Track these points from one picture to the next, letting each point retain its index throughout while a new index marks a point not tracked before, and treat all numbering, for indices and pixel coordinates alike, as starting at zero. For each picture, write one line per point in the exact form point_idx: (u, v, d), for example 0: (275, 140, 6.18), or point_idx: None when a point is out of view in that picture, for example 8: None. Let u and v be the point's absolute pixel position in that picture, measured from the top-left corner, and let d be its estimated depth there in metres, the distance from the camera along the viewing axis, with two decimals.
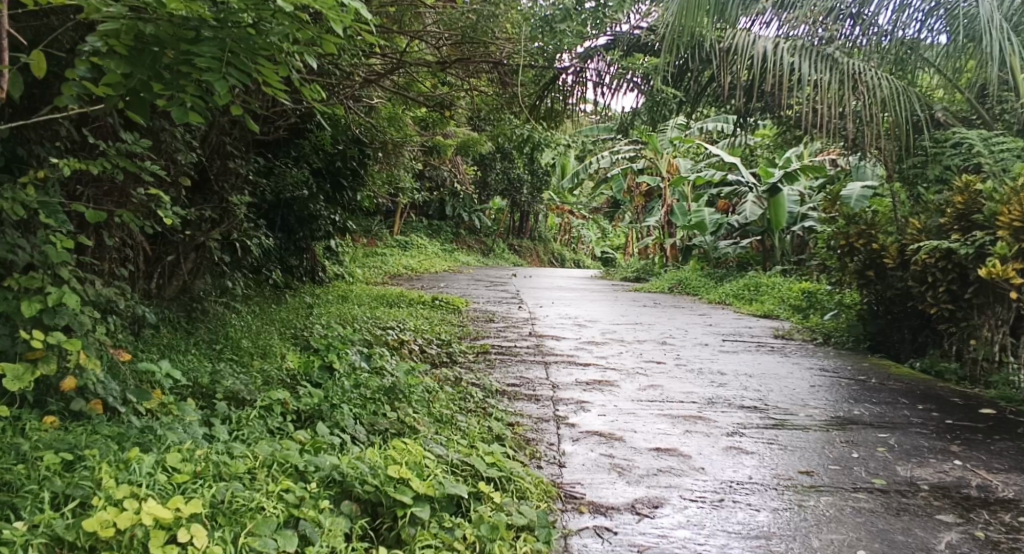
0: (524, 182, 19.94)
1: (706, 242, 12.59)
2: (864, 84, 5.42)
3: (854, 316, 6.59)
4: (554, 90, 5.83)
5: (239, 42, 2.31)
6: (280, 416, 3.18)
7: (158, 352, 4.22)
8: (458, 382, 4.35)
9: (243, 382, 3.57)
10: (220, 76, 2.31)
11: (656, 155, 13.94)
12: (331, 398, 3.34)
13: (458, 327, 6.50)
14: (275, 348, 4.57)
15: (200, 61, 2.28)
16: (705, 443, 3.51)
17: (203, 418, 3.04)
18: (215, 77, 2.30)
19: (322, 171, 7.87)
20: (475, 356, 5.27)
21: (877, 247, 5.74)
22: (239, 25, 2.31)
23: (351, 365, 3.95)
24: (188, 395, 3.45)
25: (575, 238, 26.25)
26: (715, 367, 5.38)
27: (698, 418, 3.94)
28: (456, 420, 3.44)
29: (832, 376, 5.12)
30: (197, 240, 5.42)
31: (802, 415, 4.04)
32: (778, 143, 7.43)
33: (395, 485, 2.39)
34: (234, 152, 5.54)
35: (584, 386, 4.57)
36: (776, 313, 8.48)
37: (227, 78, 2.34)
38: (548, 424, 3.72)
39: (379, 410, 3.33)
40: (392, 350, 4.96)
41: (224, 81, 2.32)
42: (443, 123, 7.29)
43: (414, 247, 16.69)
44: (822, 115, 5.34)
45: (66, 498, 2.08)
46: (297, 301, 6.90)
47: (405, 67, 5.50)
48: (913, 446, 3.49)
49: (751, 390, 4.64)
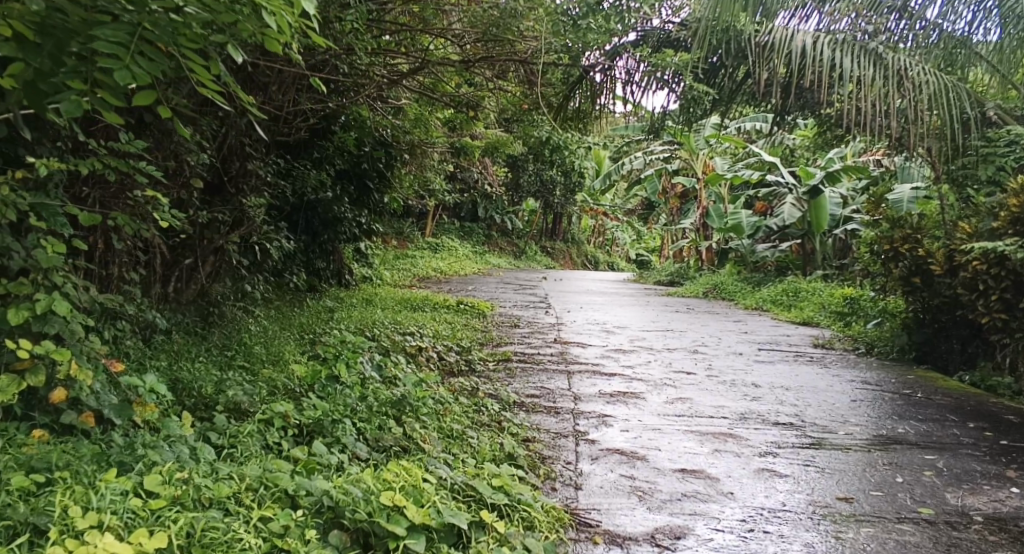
0: (557, 184, 19.71)
1: (744, 245, 12.23)
2: (909, 81, 5.11)
3: (899, 324, 6.25)
4: (581, 89, 5.62)
5: (155, 27, 1.97)
6: (279, 431, 3.00)
7: (166, 360, 4.08)
8: (475, 393, 4.15)
9: (247, 393, 3.40)
10: (123, 65, 1.94)
11: (692, 155, 13.62)
12: (335, 412, 3.16)
13: (482, 333, 6.31)
14: (287, 355, 4.41)
15: (100, 43, 1.89)
16: (735, 465, 3.26)
17: (197, 434, 2.87)
18: (117, 65, 1.93)
19: (347, 172, 7.71)
20: (495, 364, 5.07)
21: (924, 252, 5.50)
22: (160, 9, 1.97)
23: (361, 375, 3.76)
24: (189, 406, 3.30)
25: (609, 240, 25.92)
26: (749, 379, 5.11)
27: (728, 436, 3.69)
28: (467, 437, 3.24)
29: (875, 390, 4.82)
30: (216, 242, 5.18)
31: (842, 434, 3.77)
32: (818, 143, 7.10)
33: (388, 514, 2.21)
34: (253, 153, 5.40)
35: (607, 399, 4.33)
36: (816, 320, 8.14)
37: (142, 74, 1.98)
38: (566, 441, 3.50)
39: (384, 424, 3.14)
40: (409, 358, 4.78)
41: (127, 70, 1.94)
42: (470, 125, 7.10)
43: (445, 249, 16.58)
44: (866, 113, 5.05)
45: (30, 527, 1.94)
46: (319, 304, 6.76)
47: (429, 68, 5.32)
48: (965, 470, 3.21)
49: (786, 405, 4.37)
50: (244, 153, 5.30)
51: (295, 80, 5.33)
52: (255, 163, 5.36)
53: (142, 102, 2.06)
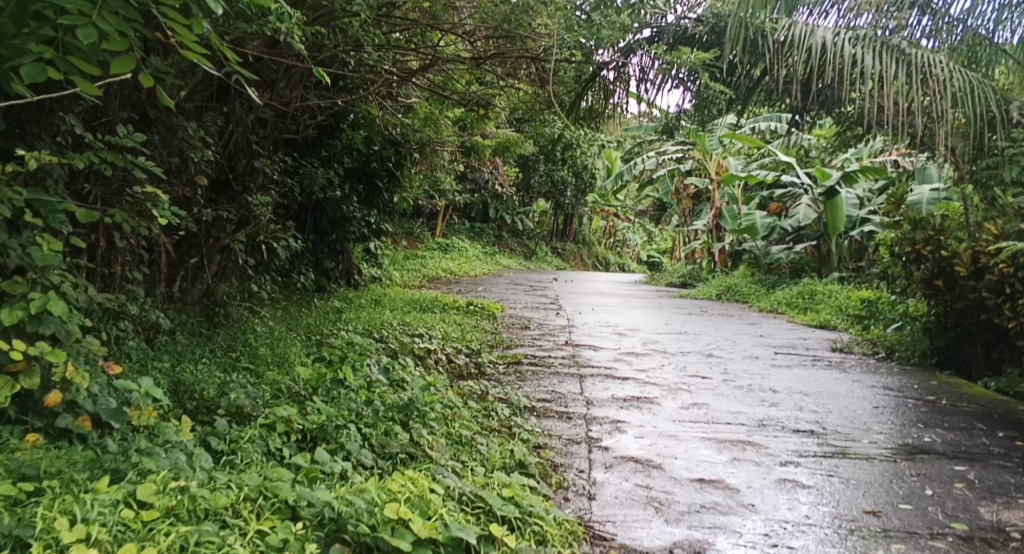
0: (569, 184, 19.59)
1: (757, 246, 12.07)
2: (933, 78, 4.97)
3: (920, 328, 6.10)
4: (594, 87, 5.49)
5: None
6: (282, 437, 2.89)
7: (169, 361, 3.98)
8: (485, 398, 4.03)
9: (251, 396, 3.31)
10: (88, 22, 1.84)
11: (706, 156, 13.47)
12: (340, 417, 3.05)
13: (493, 335, 6.20)
14: (293, 357, 4.31)
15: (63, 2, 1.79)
16: (755, 475, 3.13)
17: (197, 440, 2.77)
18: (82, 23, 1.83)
19: (357, 171, 7.61)
20: (506, 367, 4.96)
21: (947, 252, 5.36)
22: None
23: (367, 378, 3.65)
24: (190, 410, 3.20)
25: (621, 241, 25.78)
26: (767, 384, 4.97)
27: (747, 444, 3.56)
28: (477, 443, 3.12)
29: (897, 397, 4.68)
30: (222, 241, 5.08)
31: (866, 443, 3.64)
32: (835, 143, 6.96)
33: (392, 527, 2.10)
34: (260, 151, 5.30)
35: (620, 404, 4.21)
36: (832, 324, 7.99)
37: (117, 39, 1.91)
38: (579, 448, 3.38)
39: (391, 430, 3.03)
40: (418, 361, 4.67)
41: (93, 29, 1.85)
42: (481, 124, 6.99)
43: (455, 250, 16.49)
44: (888, 111, 4.91)
45: (16, 540, 1.84)
46: (327, 305, 6.66)
47: (440, 65, 5.21)
48: (997, 482, 3.07)
49: (806, 412, 4.24)
50: (251, 151, 5.21)
51: (304, 76, 5.24)
52: (263, 161, 5.27)
53: (121, 68, 2.00)
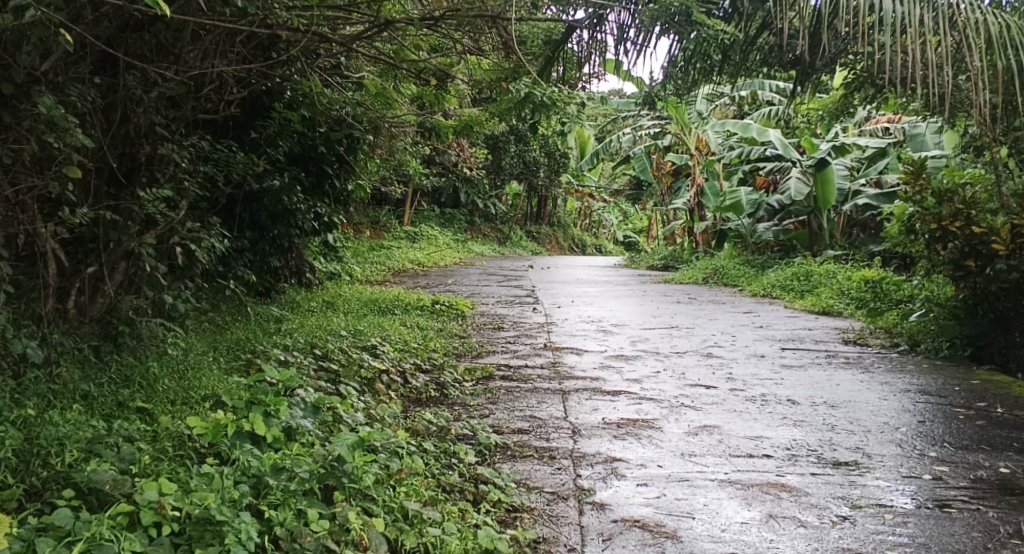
0: (541, 164, 18.73)
1: (743, 225, 11.22)
2: (964, 22, 4.02)
3: (946, 315, 5.35)
4: (566, 57, 4.39)
5: None
6: (149, 532, 2.05)
7: (36, 407, 3.06)
8: (445, 438, 3.19)
9: (122, 463, 2.44)
10: None
11: (684, 130, 12.62)
12: (230, 500, 2.19)
13: (459, 341, 5.35)
14: (203, 392, 3.44)
15: None
16: (803, 546, 2.33)
17: (17, 550, 1.91)
18: None
19: (300, 157, 6.55)
20: (474, 386, 4.12)
21: (982, 228, 4.67)
22: None
23: (287, 425, 2.79)
24: (37, 490, 2.34)
25: (596, 222, 25.08)
26: (782, 393, 4.17)
27: (780, 489, 2.76)
28: (428, 523, 2.30)
29: (940, 404, 3.93)
30: (126, 245, 4.06)
31: (927, 480, 2.86)
32: (834, 109, 6.17)
33: None
34: (168, 135, 4.35)
35: (614, 432, 3.38)
36: (837, 310, 7.25)
37: None
38: (568, 508, 2.58)
39: (306, 513, 2.20)
40: (364, 386, 3.81)
41: None
42: (438, 100, 6.14)
43: (423, 238, 15.59)
44: (911, 65, 3.95)
45: None
46: (266, 311, 5.77)
47: (384, 30, 4.23)
48: None
49: (840, 433, 3.44)
50: (154, 136, 4.26)
51: (219, 45, 4.31)
52: (172, 146, 4.35)
53: None
